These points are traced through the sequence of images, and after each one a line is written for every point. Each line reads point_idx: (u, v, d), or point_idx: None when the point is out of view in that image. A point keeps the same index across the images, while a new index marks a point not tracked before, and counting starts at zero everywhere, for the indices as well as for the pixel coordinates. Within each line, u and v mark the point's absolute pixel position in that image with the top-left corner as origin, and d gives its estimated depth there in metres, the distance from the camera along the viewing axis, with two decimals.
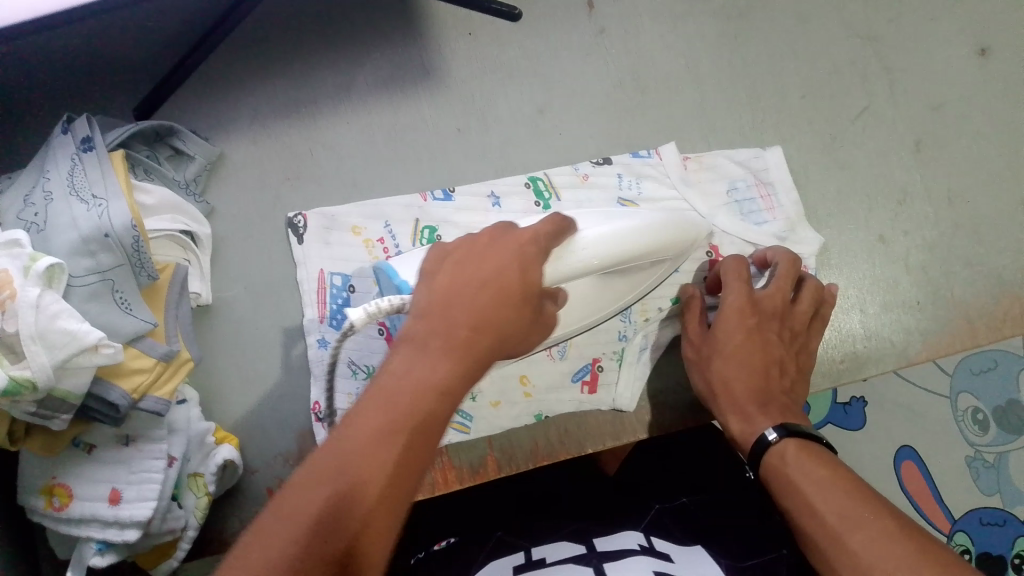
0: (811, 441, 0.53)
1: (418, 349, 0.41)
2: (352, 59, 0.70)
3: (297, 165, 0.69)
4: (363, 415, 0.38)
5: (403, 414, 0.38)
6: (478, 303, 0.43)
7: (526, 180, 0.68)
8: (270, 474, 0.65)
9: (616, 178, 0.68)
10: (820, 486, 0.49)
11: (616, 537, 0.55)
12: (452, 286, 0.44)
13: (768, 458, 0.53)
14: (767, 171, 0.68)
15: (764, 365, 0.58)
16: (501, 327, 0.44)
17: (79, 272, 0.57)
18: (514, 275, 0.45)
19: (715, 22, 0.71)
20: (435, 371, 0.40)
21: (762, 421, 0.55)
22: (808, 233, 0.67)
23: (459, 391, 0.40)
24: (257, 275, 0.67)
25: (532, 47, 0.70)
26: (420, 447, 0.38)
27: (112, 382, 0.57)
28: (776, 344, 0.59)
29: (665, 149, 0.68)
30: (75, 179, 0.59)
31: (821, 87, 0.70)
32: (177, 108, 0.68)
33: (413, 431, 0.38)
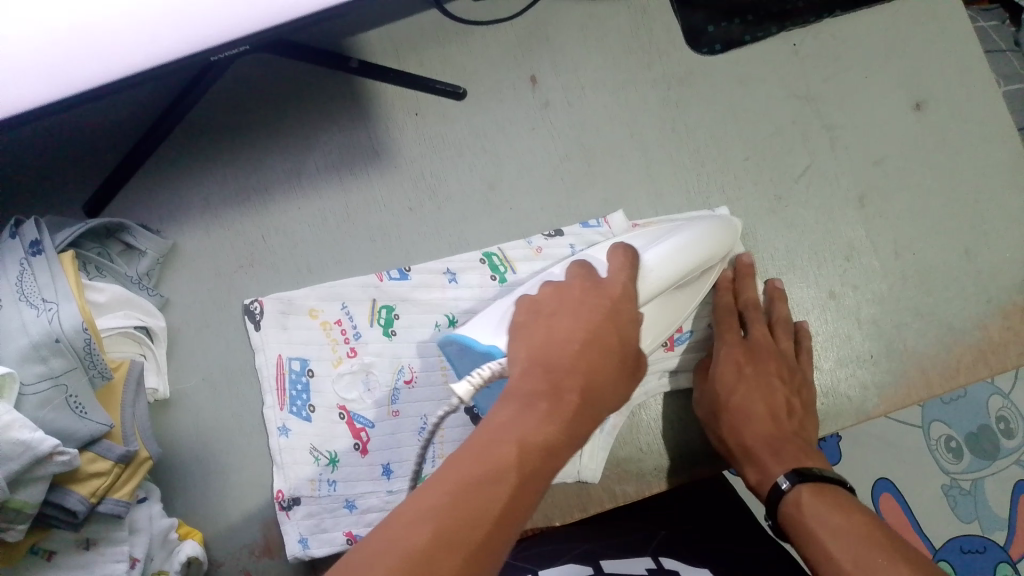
0: (821, 483, 0.57)
1: (522, 406, 0.43)
2: (302, 145, 0.71)
3: (250, 253, 0.69)
4: (467, 456, 0.39)
5: (508, 455, 0.39)
6: (586, 367, 0.46)
7: (481, 256, 0.68)
8: (236, 566, 0.65)
9: (569, 248, 0.69)
10: (836, 532, 0.53)
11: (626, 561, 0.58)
12: (549, 346, 0.48)
13: (783, 505, 0.58)
14: None
15: (768, 410, 0.63)
16: (602, 391, 0.47)
17: (31, 378, 0.57)
18: (612, 338, 0.49)
19: (656, 89, 0.72)
20: (540, 425, 0.42)
21: (774, 466, 0.60)
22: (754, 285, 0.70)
23: (562, 451, 0.42)
24: (214, 366, 0.67)
25: (479, 125, 0.71)
26: (528, 496, 0.39)
27: (69, 488, 0.57)
28: (777, 386, 0.64)
29: (615, 218, 0.69)
30: (24, 285, 0.59)
31: (762, 149, 0.71)
32: (128, 204, 0.69)
33: (520, 479, 0.39)
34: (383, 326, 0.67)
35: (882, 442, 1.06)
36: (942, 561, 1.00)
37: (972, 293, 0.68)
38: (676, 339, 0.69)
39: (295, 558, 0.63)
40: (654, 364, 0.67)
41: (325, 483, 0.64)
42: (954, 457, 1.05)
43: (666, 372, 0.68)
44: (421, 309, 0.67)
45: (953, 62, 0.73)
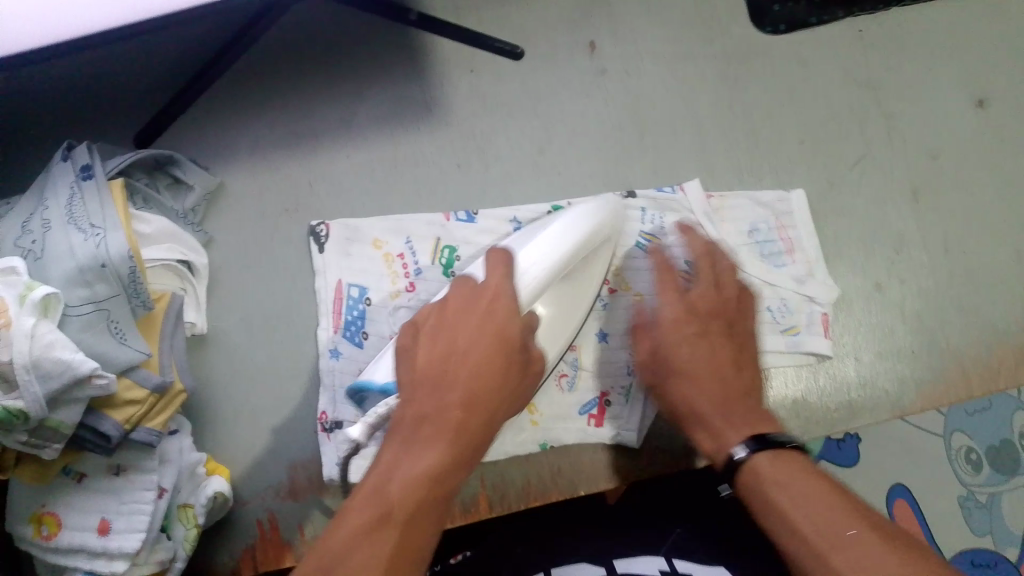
0: (784, 449, 0.47)
1: (409, 438, 0.43)
2: (354, 94, 0.70)
3: (295, 197, 0.69)
4: (355, 504, 0.41)
5: (394, 498, 0.41)
6: (470, 378, 0.46)
7: (548, 208, 0.68)
8: (260, 506, 0.65)
9: (639, 212, 0.68)
10: (795, 497, 0.44)
11: (638, 559, 0.57)
12: (433, 360, 0.47)
13: (741, 476, 0.48)
14: (791, 214, 0.69)
15: (715, 370, 0.54)
16: (496, 391, 0.47)
17: (75, 301, 0.57)
18: (497, 331, 0.48)
19: (714, 66, 0.72)
20: (427, 458, 0.42)
21: (746, 429, 0.51)
22: (827, 278, 0.68)
23: (452, 471, 0.43)
24: (251, 306, 0.68)
25: (532, 86, 0.71)
26: (415, 532, 0.40)
27: (105, 413, 0.58)
28: (739, 344, 0.57)
29: (690, 185, 0.69)
30: (74, 210, 0.59)
31: (819, 133, 0.71)
32: (177, 138, 0.69)
33: (411, 517, 0.40)
34: (444, 266, 0.67)
35: None
36: None
37: (1018, 295, 0.68)
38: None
39: (329, 480, 0.64)
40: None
41: None
42: None
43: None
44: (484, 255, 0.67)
45: (1014, 64, 0.73)
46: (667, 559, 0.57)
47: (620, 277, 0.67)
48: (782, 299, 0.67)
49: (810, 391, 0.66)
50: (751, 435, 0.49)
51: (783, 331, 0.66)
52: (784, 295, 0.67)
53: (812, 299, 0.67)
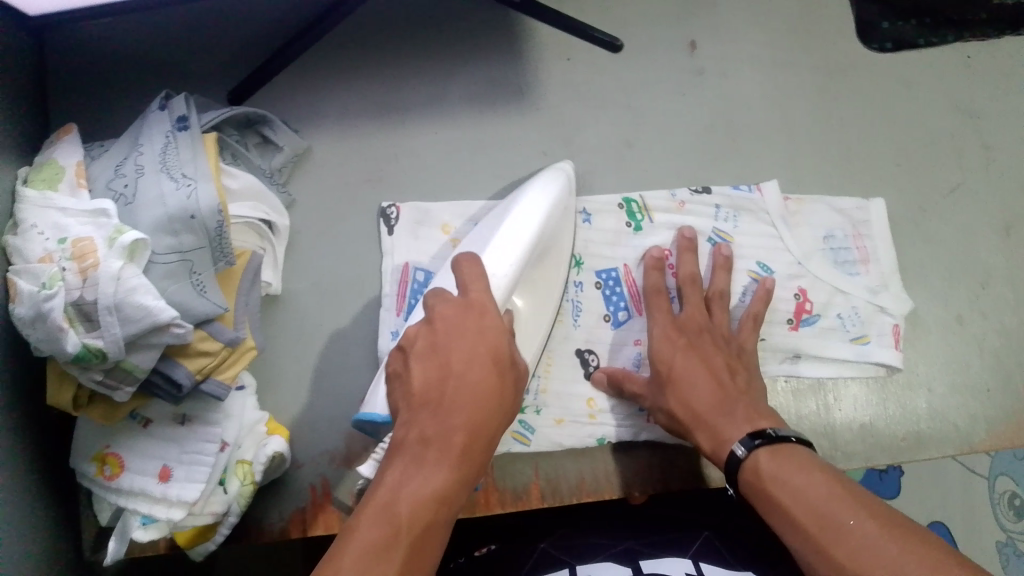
0: (783, 443, 0.50)
1: (414, 461, 0.43)
2: (448, 71, 0.70)
3: (379, 168, 0.69)
4: (360, 526, 0.40)
5: (401, 525, 0.40)
6: (468, 399, 0.46)
7: (619, 201, 0.68)
8: (314, 471, 0.65)
9: (714, 208, 0.68)
10: (792, 482, 0.47)
11: (665, 560, 0.55)
12: (434, 382, 0.46)
13: (742, 476, 0.51)
14: (868, 223, 0.69)
15: (712, 373, 0.58)
16: (493, 408, 0.47)
17: (161, 248, 0.57)
18: (491, 353, 0.48)
19: (813, 77, 0.71)
20: (430, 483, 0.42)
21: (729, 429, 0.53)
22: (901, 290, 0.67)
23: (455, 490, 0.43)
24: (325, 272, 0.68)
25: (627, 80, 0.71)
26: (421, 550, 0.41)
27: (178, 361, 0.59)
28: (713, 354, 0.59)
29: (768, 186, 0.68)
30: (167, 158, 0.60)
31: (912, 157, 0.70)
32: (270, 96, 0.69)
33: (416, 542, 0.40)
34: None
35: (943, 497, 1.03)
36: None
37: None
38: (804, 321, 0.66)
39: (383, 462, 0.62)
40: (776, 345, 0.65)
41: None
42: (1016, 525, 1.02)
43: (787, 356, 0.65)
44: None
45: None
46: (694, 564, 0.54)
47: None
48: (853, 308, 0.67)
49: (878, 415, 0.65)
50: (750, 432, 0.52)
51: (851, 340, 0.66)
52: (856, 303, 0.67)
53: (883, 309, 0.67)
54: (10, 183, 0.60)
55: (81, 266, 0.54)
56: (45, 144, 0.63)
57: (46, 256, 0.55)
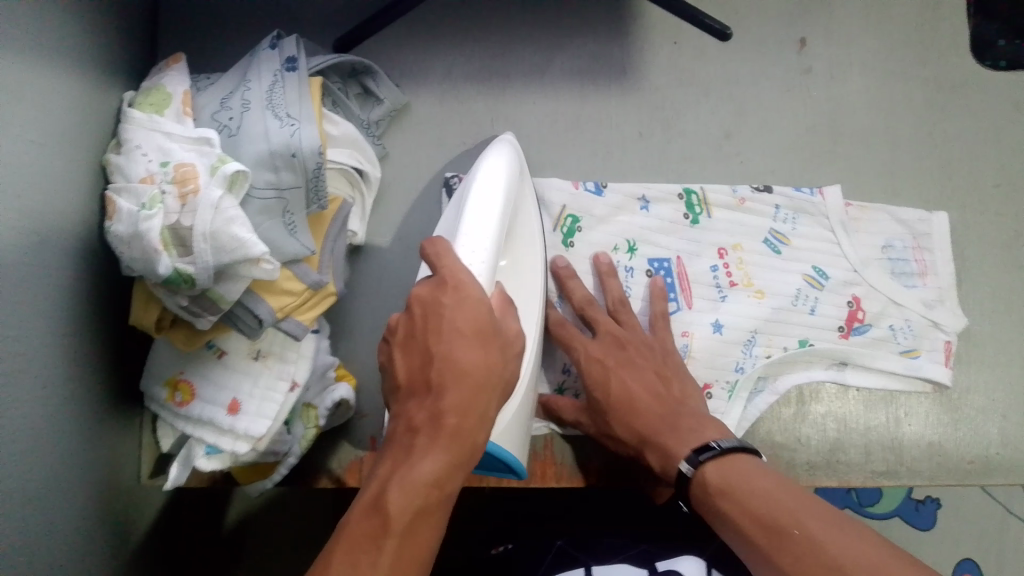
0: (731, 450, 0.50)
1: (405, 448, 0.41)
2: (554, 42, 0.70)
3: (475, 132, 0.69)
4: (356, 516, 0.40)
5: (392, 509, 0.39)
6: (452, 378, 0.42)
7: (680, 190, 0.67)
8: (376, 424, 0.67)
9: (773, 208, 0.68)
10: (743, 489, 0.47)
11: (680, 560, 0.57)
12: (419, 367, 0.43)
13: (693, 490, 0.51)
14: (929, 236, 0.68)
15: (648, 384, 0.58)
16: (487, 386, 0.42)
17: (260, 183, 0.58)
18: (462, 332, 0.43)
19: (925, 90, 0.70)
20: (418, 464, 0.40)
21: (673, 447, 0.53)
22: (955, 307, 0.66)
23: (450, 473, 0.41)
24: (410, 228, 0.68)
25: (732, 70, 0.70)
26: (415, 538, 0.39)
27: (262, 297, 0.59)
28: (642, 363, 0.59)
29: (831, 190, 0.68)
30: (273, 96, 0.60)
31: (1015, 181, 0.69)
32: (375, 47, 0.70)
33: (409, 526, 0.39)
34: (564, 234, 0.66)
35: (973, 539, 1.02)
36: None
37: None
38: (854, 329, 0.66)
39: None
40: (824, 351, 0.65)
41: None
42: None
43: (833, 363, 0.65)
44: (605, 228, 0.66)
45: None
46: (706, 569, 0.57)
47: (743, 273, 0.66)
48: (908, 320, 0.66)
49: (948, 436, 0.65)
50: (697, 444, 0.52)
51: (903, 353, 0.65)
52: (910, 316, 0.66)
53: (938, 325, 0.66)
54: (118, 105, 0.61)
55: (182, 191, 0.54)
56: (154, 71, 0.64)
57: (147, 177, 0.56)
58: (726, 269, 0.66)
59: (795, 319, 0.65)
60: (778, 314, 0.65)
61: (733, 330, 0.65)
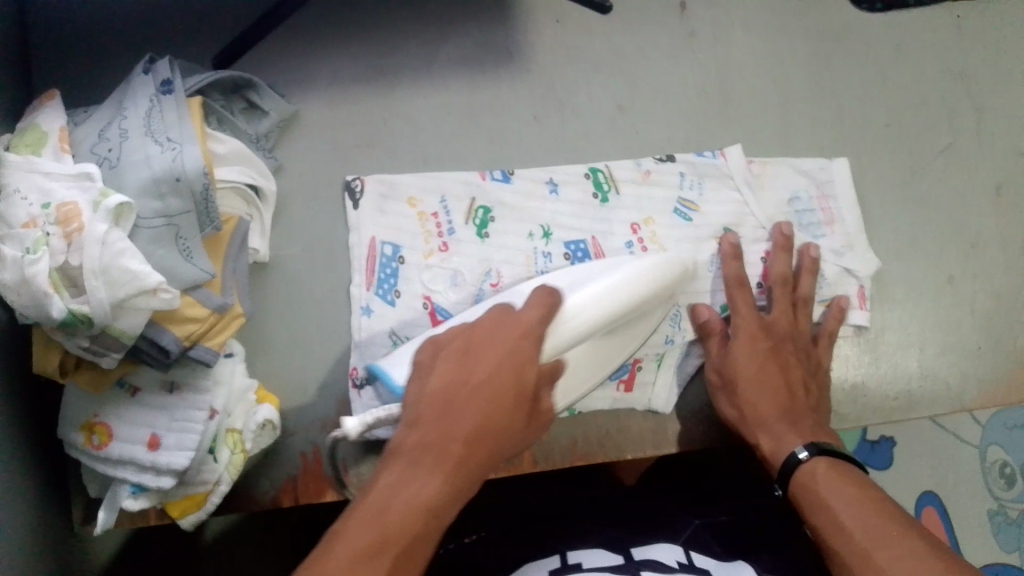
0: (841, 459, 0.56)
1: (412, 461, 0.46)
2: (438, 35, 0.70)
3: (369, 133, 0.68)
4: (358, 522, 0.43)
5: (394, 525, 0.43)
6: (476, 411, 0.48)
7: (585, 170, 0.68)
8: (306, 438, 0.65)
9: (679, 176, 0.68)
10: (847, 499, 0.52)
11: (654, 547, 0.55)
12: (449, 387, 0.49)
13: (797, 476, 0.56)
14: (831, 183, 0.69)
15: (788, 386, 0.61)
16: (505, 421, 0.49)
17: (148, 213, 0.57)
18: (508, 378, 0.49)
19: (808, 39, 0.71)
20: (427, 481, 0.45)
21: (791, 438, 0.58)
22: (865, 252, 0.67)
23: (448, 500, 0.46)
24: (314, 238, 0.67)
25: (618, 43, 0.70)
26: (406, 558, 0.43)
27: (164, 327, 0.58)
28: (795, 365, 0.62)
29: (732, 151, 0.68)
30: (152, 121, 0.59)
31: (906, 120, 0.70)
32: (256, 61, 0.68)
33: (406, 546, 0.43)
34: (477, 227, 0.66)
35: None
36: None
37: None
38: None
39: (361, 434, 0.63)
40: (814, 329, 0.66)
41: None
42: (1005, 484, 0.93)
43: None
44: (517, 216, 0.67)
45: None
46: (683, 553, 0.55)
47: (658, 246, 0.66)
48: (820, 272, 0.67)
49: (870, 376, 0.65)
50: (812, 440, 0.57)
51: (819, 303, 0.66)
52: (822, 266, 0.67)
53: (850, 271, 0.67)
54: None
55: (66, 230, 0.52)
56: (29, 110, 0.61)
57: (29, 221, 0.53)
58: (641, 243, 0.66)
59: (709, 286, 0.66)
60: (695, 283, 0.66)
61: None
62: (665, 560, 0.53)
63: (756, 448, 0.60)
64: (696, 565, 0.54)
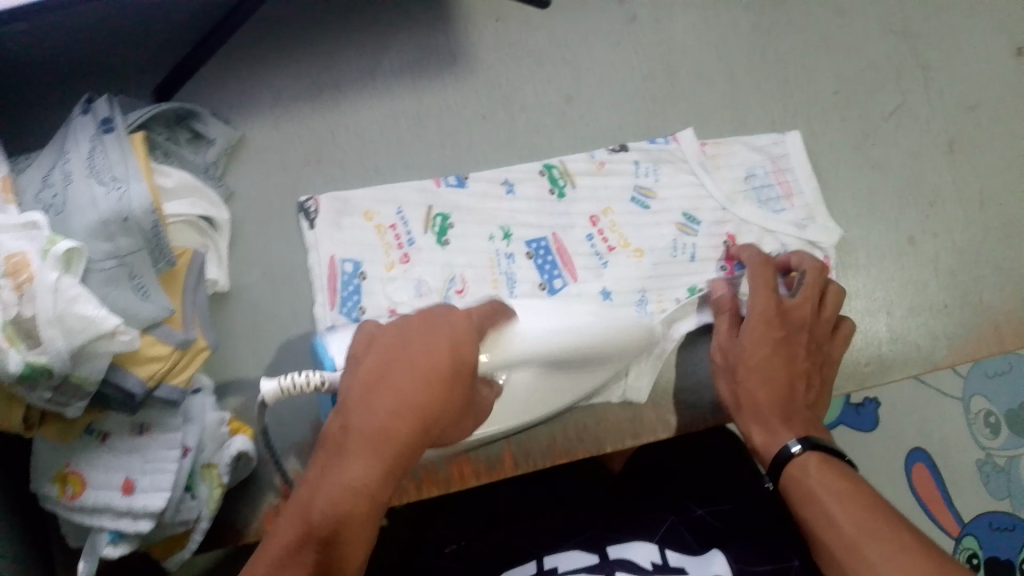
0: (832, 456, 0.55)
1: (335, 450, 0.41)
2: (378, 44, 0.69)
3: (317, 149, 0.67)
4: (288, 517, 0.40)
5: (319, 518, 0.39)
6: (405, 391, 0.42)
7: (540, 168, 0.67)
8: (284, 465, 0.64)
9: (633, 164, 0.67)
10: (837, 494, 0.51)
11: (630, 547, 0.55)
12: (376, 373, 0.43)
13: (789, 469, 0.55)
14: (786, 157, 0.69)
15: (790, 377, 0.59)
16: (442, 403, 0.42)
17: (98, 255, 0.55)
18: (443, 360, 0.43)
19: (749, 14, 0.71)
20: (350, 470, 0.40)
21: (786, 433, 0.56)
22: (828, 222, 0.67)
23: (385, 482, 0.41)
24: (273, 261, 0.66)
25: (560, 35, 0.70)
26: (338, 554, 0.39)
27: (129, 370, 0.56)
28: (802, 358, 0.60)
29: (684, 135, 0.68)
30: (95, 162, 0.58)
31: (853, 84, 0.70)
32: (197, 88, 0.67)
33: (334, 537, 0.39)
34: (437, 234, 0.65)
35: (918, 421, 1.03)
36: (967, 536, 0.99)
37: None
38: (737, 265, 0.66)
39: None
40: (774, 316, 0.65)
41: None
42: (991, 433, 1.04)
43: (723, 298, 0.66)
44: (475, 219, 0.66)
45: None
46: (660, 551, 0.55)
47: (619, 235, 0.66)
48: (782, 245, 0.67)
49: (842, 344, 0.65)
50: (804, 435, 0.56)
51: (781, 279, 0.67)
52: (784, 239, 0.67)
53: (814, 243, 0.67)
54: None
55: (16, 282, 0.50)
56: None
57: None
58: (601, 235, 0.66)
59: (677, 271, 0.66)
60: (661, 270, 0.66)
61: (620, 292, 0.65)
62: (638, 560, 0.53)
63: (747, 436, 0.59)
64: (671, 563, 0.54)
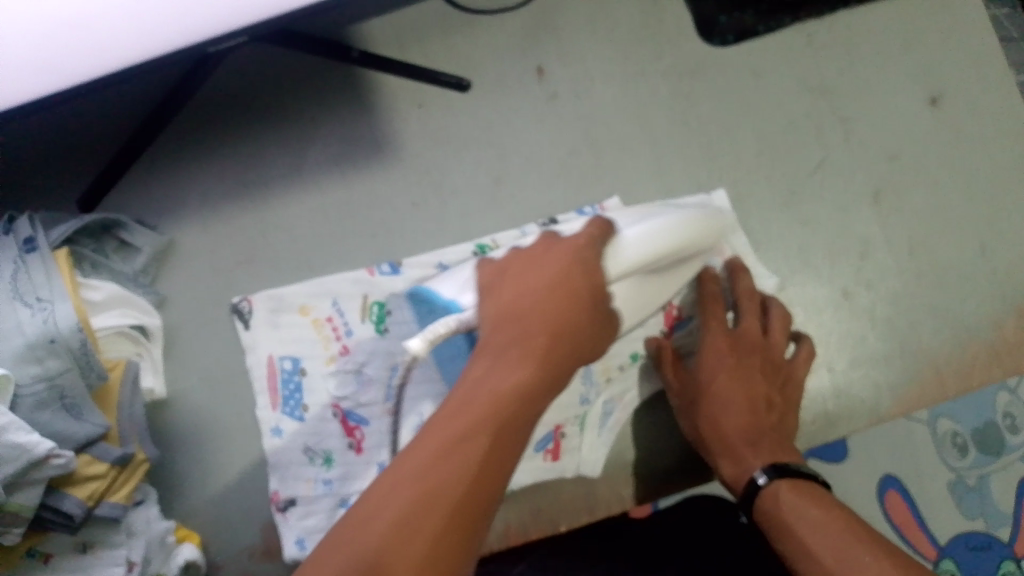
0: (801, 479, 0.58)
1: (495, 359, 0.49)
2: (302, 138, 0.69)
3: (248, 249, 0.68)
4: (447, 414, 0.46)
5: (485, 404, 0.46)
6: (551, 314, 0.51)
7: (472, 248, 0.67)
8: (236, 569, 0.63)
9: None
10: (813, 525, 0.53)
11: None
12: (516, 297, 0.53)
13: (761, 498, 0.58)
14: None
15: (749, 403, 0.62)
16: (579, 323, 0.52)
17: (26, 379, 0.55)
18: (578, 282, 0.53)
19: (667, 83, 0.72)
20: (511, 375, 0.48)
21: (754, 462, 0.60)
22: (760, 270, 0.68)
23: (533, 386, 0.48)
24: (210, 364, 0.66)
25: (483, 117, 0.70)
26: (503, 438, 0.45)
27: (66, 492, 0.56)
28: (759, 383, 0.63)
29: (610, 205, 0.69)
30: (18, 283, 0.57)
31: (774, 143, 0.71)
32: (126, 197, 0.68)
33: (499, 424, 0.45)
34: (374, 323, 0.66)
35: None
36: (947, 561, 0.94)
37: (984, 289, 0.68)
38: (676, 327, 0.68)
39: (292, 560, 0.62)
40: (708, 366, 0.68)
41: (322, 484, 0.63)
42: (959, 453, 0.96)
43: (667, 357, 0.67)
44: None
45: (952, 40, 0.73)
46: None
47: None
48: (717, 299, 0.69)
49: None
50: (771, 464, 0.59)
51: None
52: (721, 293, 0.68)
53: None
54: None
55: None
56: None
57: None
58: None
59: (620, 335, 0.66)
60: None
61: None
62: None
63: (717, 469, 0.62)
64: None
